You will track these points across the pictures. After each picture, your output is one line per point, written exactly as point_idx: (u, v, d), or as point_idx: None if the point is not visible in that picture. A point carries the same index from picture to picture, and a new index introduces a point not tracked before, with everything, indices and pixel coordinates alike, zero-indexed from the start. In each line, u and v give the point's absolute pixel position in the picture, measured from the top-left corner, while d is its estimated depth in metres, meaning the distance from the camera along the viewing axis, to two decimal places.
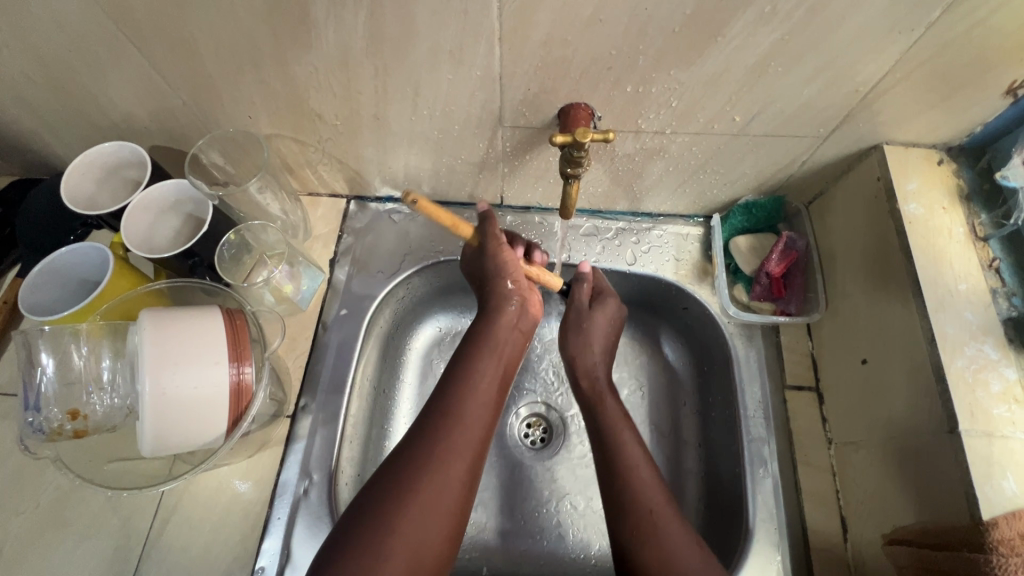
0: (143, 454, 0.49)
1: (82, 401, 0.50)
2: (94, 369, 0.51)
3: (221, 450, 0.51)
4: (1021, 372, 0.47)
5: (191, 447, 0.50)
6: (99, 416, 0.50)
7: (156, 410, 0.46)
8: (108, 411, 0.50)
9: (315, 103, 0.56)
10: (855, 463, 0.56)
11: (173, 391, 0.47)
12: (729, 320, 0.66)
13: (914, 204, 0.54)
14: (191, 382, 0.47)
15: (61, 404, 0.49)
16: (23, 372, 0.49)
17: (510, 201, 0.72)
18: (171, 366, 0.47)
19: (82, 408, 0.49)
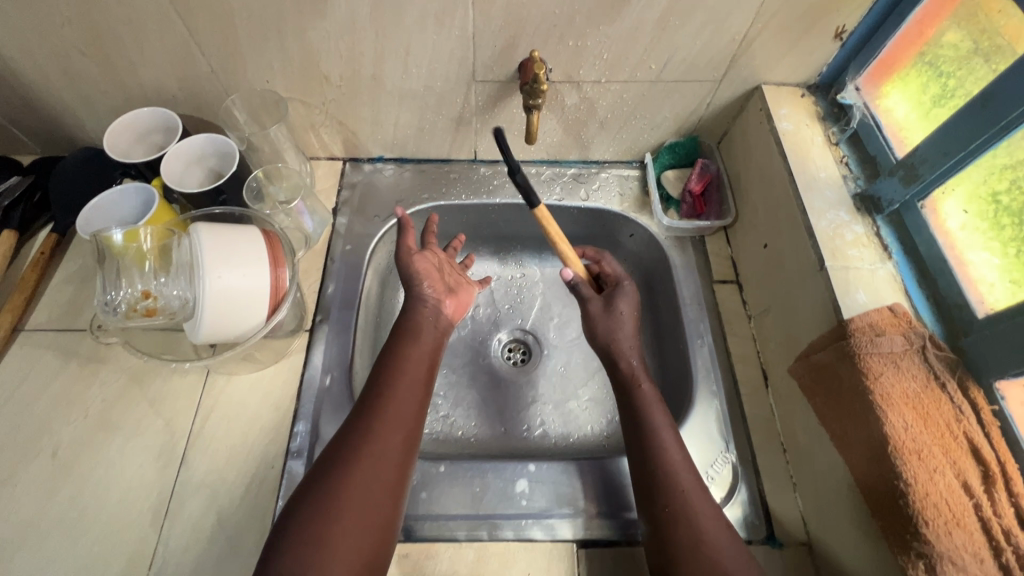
0: (196, 332, 0.57)
1: (150, 285, 0.58)
2: (158, 262, 0.60)
3: (261, 333, 0.61)
4: (866, 227, 0.64)
5: (239, 332, 0.60)
6: (164, 302, 0.58)
7: (215, 285, 0.56)
8: (168, 296, 0.58)
9: (324, 66, 0.70)
10: (767, 324, 0.72)
11: (227, 272, 0.57)
12: (666, 235, 0.83)
13: (787, 122, 0.72)
14: (239, 266, 0.58)
15: (135, 290, 0.58)
16: (101, 271, 0.58)
17: (482, 156, 0.87)
18: (224, 253, 0.57)
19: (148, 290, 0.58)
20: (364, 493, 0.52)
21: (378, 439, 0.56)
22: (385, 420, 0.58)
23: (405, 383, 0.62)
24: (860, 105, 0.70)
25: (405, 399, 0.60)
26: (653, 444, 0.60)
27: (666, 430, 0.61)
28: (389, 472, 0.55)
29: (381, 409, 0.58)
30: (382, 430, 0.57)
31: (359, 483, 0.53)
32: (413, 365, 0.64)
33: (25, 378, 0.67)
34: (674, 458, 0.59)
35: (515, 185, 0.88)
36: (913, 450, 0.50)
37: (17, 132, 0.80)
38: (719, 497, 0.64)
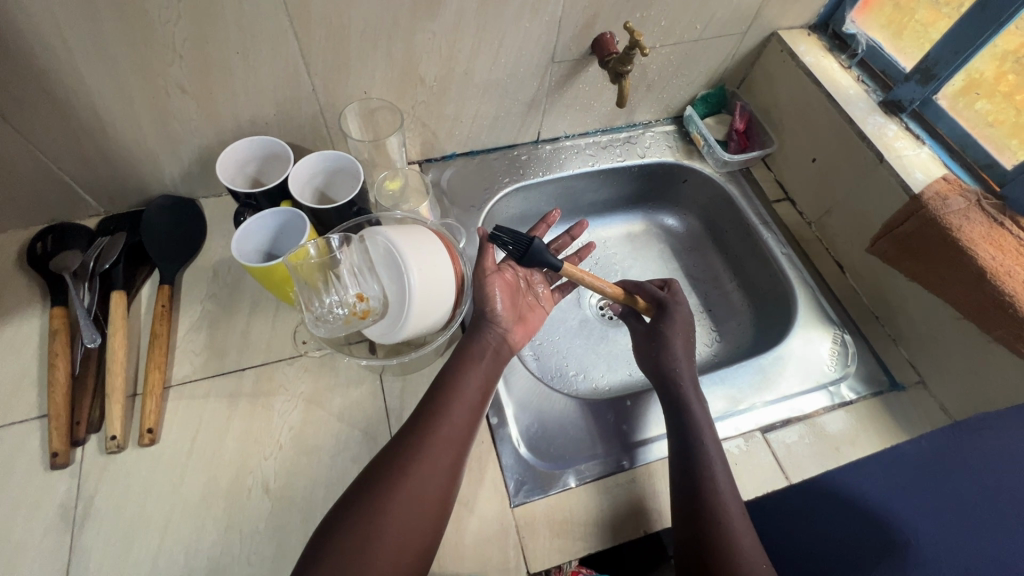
0: (406, 320, 0.58)
1: (356, 289, 0.62)
2: (357, 264, 0.62)
3: (448, 315, 0.63)
4: (898, 124, 0.80)
5: (436, 321, 0.63)
6: (373, 296, 0.61)
7: (418, 269, 0.58)
8: (375, 296, 0.61)
9: (422, 68, 0.74)
10: (829, 223, 0.88)
11: (421, 258, 0.59)
12: (719, 172, 0.96)
13: (808, 56, 0.87)
14: (428, 252, 0.61)
15: (345, 299, 0.62)
16: (303, 287, 0.62)
17: (544, 136, 0.95)
18: (414, 244, 0.60)
19: (356, 295, 0.62)
20: (399, 514, 0.51)
21: (423, 460, 0.54)
22: (433, 441, 0.56)
23: (458, 407, 0.59)
24: (861, 33, 0.86)
25: (455, 424, 0.58)
26: (698, 462, 0.61)
27: (716, 451, 0.62)
28: (427, 496, 0.53)
29: (430, 430, 0.57)
30: (430, 453, 0.55)
31: (398, 501, 0.51)
32: (464, 388, 0.61)
33: (199, 429, 0.65)
34: (718, 476, 0.59)
35: (579, 156, 0.96)
36: (1003, 270, 0.64)
37: (85, 192, 0.75)
38: (846, 366, 0.77)
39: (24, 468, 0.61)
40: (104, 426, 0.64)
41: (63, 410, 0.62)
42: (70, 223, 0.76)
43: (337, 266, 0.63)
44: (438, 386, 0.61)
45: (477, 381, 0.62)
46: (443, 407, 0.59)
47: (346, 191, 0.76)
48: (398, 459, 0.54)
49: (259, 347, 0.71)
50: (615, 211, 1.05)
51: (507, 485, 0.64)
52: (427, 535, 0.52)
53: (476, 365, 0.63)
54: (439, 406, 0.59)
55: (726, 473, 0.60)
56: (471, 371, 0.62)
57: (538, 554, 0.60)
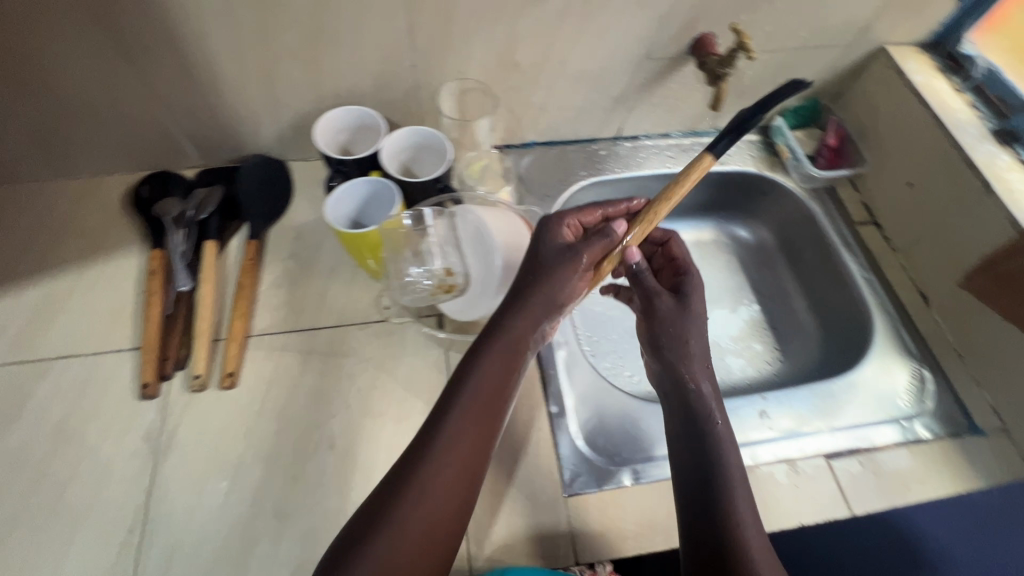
0: (496, 289, 0.62)
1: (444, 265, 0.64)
2: (447, 241, 0.65)
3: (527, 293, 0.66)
4: (1012, 155, 0.75)
5: (513, 304, 0.66)
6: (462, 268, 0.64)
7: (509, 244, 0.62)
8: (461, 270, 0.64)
9: (519, 53, 0.74)
10: (919, 252, 0.84)
11: (511, 234, 0.63)
12: (801, 188, 0.93)
13: (918, 74, 0.82)
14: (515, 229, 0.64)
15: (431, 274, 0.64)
16: (393, 254, 0.64)
17: (626, 133, 0.94)
18: (503, 221, 0.64)
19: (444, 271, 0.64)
20: (432, 510, 0.47)
21: (443, 454, 0.50)
22: (450, 449, 0.50)
23: (478, 413, 0.52)
24: (980, 57, 0.82)
25: (473, 429, 0.51)
26: (719, 499, 0.51)
27: (739, 466, 0.53)
28: (458, 491, 0.49)
29: (447, 422, 0.51)
30: (457, 445, 0.50)
31: (407, 520, 0.46)
32: (486, 373, 0.54)
33: (274, 380, 0.68)
34: (737, 494, 0.51)
35: (658, 157, 0.94)
36: None
37: (188, 145, 0.79)
38: (923, 401, 0.74)
39: (114, 395, 0.65)
40: (188, 365, 0.68)
41: (153, 345, 0.67)
42: (171, 172, 0.80)
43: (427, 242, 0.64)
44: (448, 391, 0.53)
45: (504, 376, 0.55)
46: (462, 412, 0.52)
47: (432, 168, 0.77)
48: (427, 456, 0.49)
49: (334, 310, 0.74)
50: (685, 216, 1.02)
51: (562, 474, 0.64)
52: (441, 552, 0.47)
53: (503, 355, 0.55)
54: (453, 415, 0.52)
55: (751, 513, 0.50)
56: (489, 360, 0.55)
57: (587, 547, 0.60)
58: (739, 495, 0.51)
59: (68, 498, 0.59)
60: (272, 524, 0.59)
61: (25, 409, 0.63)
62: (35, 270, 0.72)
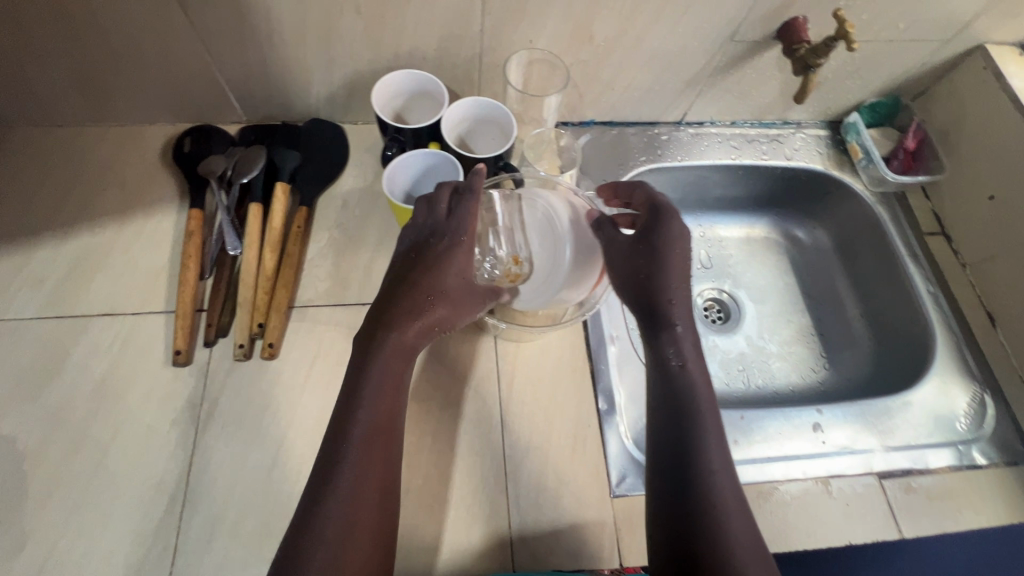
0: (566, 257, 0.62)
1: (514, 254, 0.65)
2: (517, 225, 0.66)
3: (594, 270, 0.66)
4: None
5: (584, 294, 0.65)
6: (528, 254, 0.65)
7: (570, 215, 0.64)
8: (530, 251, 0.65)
9: (596, 26, 0.69)
10: (991, 271, 0.79)
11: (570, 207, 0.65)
12: (870, 190, 0.88)
13: (1018, 80, 0.76)
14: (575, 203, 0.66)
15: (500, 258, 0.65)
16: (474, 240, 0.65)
17: (690, 118, 0.89)
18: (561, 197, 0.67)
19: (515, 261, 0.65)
20: (347, 513, 0.45)
21: (362, 450, 0.47)
22: (362, 450, 0.47)
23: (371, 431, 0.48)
24: None
25: (376, 428, 0.49)
26: (690, 467, 0.46)
27: (725, 475, 0.46)
28: (355, 496, 0.45)
29: (348, 436, 0.48)
30: (361, 450, 0.47)
31: (345, 503, 0.45)
32: (376, 386, 0.50)
33: (318, 354, 0.65)
34: (732, 514, 0.44)
35: (721, 146, 0.89)
36: None
37: (234, 98, 0.75)
38: (985, 427, 0.71)
39: (155, 357, 0.63)
40: (230, 332, 0.65)
41: (187, 312, 0.64)
42: (215, 127, 0.76)
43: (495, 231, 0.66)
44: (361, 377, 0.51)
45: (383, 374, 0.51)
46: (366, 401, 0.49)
47: (490, 145, 0.73)
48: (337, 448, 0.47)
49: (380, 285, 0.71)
50: (740, 211, 0.98)
51: (610, 475, 0.62)
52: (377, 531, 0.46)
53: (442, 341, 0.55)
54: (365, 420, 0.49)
55: (731, 480, 0.46)
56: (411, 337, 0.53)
57: (632, 551, 0.59)
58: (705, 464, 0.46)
59: (109, 462, 0.57)
60: None
61: (65, 366, 0.61)
62: (75, 220, 0.70)
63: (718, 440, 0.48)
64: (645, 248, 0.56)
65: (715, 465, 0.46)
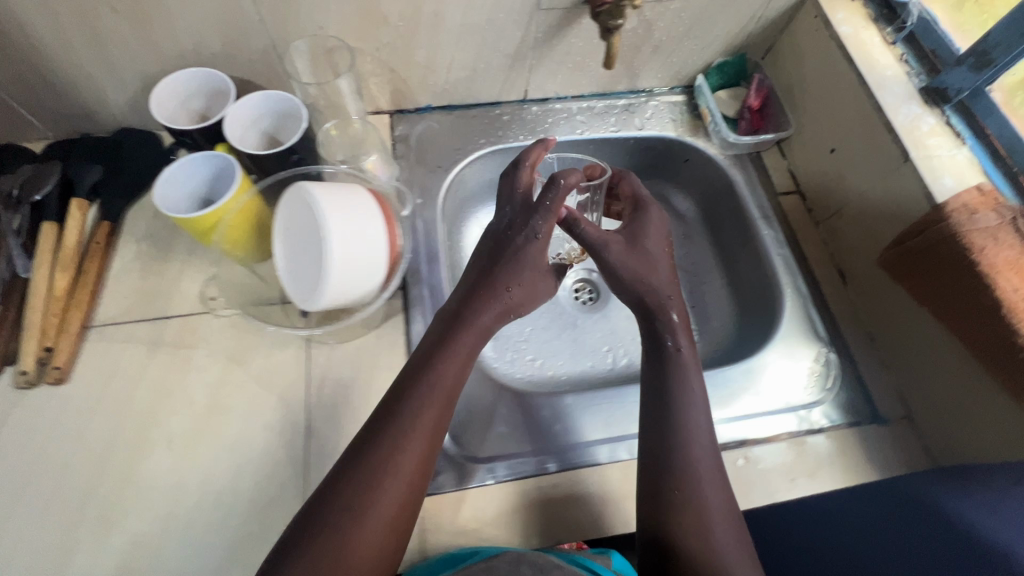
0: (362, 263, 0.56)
1: (341, 232, 0.54)
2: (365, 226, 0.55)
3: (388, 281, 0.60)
4: (938, 118, 0.67)
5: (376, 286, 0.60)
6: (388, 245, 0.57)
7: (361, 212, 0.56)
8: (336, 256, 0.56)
9: (384, 5, 0.66)
10: (838, 227, 0.77)
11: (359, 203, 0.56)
12: (724, 154, 0.85)
13: (846, 26, 0.73)
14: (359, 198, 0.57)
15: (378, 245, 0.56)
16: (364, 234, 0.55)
17: (532, 95, 0.85)
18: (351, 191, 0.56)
19: (338, 239, 0.53)
20: (382, 517, 0.47)
21: (384, 470, 0.48)
22: (380, 464, 0.48)
23: (386, 456, 0.48)
24: (915, 2, 0.72)
25: (427, 427, 0.50)
26: (694, 480, 0.53)
27: (715, 498, 0.52)
28: (398, 510, 0.47)
29: (385, 448, 0.48)
30: (349, 493, 0.47)
31: (360, 515, 0.46)
32: (411, 406, 0.51)
33: (112, 374, 0.62)
34: (714, 533, 0.50)
35: (569, 122, 0.86)
36: None
37: (26, 113, 0.71)
38: (829, 386, 0.69)
39: None
40: (17, 359, 0.62)
41: None
42: (12, 145, 0.73)
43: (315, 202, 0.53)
44: (413, 382, 0.52)
45: (454, 387, 0.53)
46: (413, 409, 0.51)
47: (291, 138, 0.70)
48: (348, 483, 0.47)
49: (186, 296, 0.68)
50: None
51: None
52: (392, 534, 0.47)
53: (456, 360, 0.54)
54: (386, 435, 0.49)
55: (720, 495, 0.52)
56: (450, 360, 0.53)
57: (439, 551, 0.57)
58: (705, 484, 0.53)
59: None
60: (98, 530, 0.55)
61: None
62: None
63: (709, 465, 0.54)
64: (637, 250, 0.64)
65: (712, 486, 0.53)
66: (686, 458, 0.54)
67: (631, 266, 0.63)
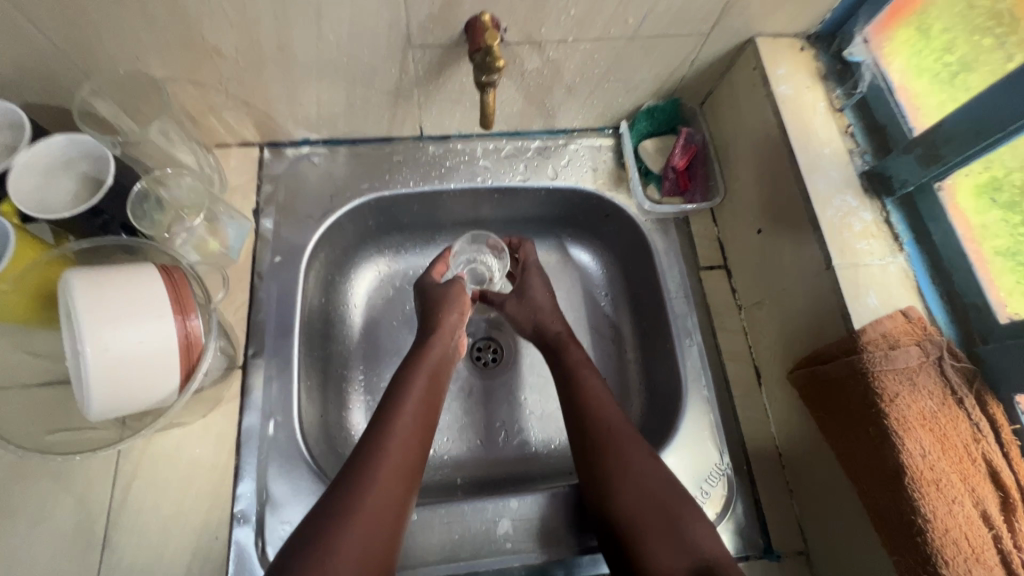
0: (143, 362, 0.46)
1: (101, 348, 0.44)
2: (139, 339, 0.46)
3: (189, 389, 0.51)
4: (875, 214, 0.56)
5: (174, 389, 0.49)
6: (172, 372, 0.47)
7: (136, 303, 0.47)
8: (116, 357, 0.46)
9: (211, 36, 0.53)
10: (758, 318, 0.66)
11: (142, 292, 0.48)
12: (646, 216, 0.73)
13: (786, 85, 0.61)
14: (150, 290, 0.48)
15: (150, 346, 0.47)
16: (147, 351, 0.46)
17: (430, 132, 0.73)
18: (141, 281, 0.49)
19: (96, 357, 0.44)
20: (375, 506, 0.50)
21: (388, 465, 0.53)
22: (383, 456, 0.53)
23: (387, 454, 0.53)
24: (870, 62, 0.60)
25: (401, 438, 0.55)
26: (631, 479, 0.56)
27: (664, 487, 0.56)
28: (384, 510, 0.51)
29: (373, 453, 0.53)
30: (353, 484, 0.51)
31: (362, 507, 0.50)
32: (409, 413, 0.57)
33: None
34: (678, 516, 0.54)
35: (471, 167, 0.75)
36: (930, 477, 0.45)
37: None
38: (712, 517, 0.60)
39: None
40: None
41: None
42: None
43: (73, 303, 0.44)
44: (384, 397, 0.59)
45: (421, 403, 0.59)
46: (385, 424, 0.56)
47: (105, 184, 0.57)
48: (340, 506, 0.49)
49: None
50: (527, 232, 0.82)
51: None
52: (392, 525, 0.51)
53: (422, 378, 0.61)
54: (372, 438, 0.55)
55: (668, 484, 0.56)
56: (415, 382, 0.60)
57: None
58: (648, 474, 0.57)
59: None
60: None
61: None
62: None
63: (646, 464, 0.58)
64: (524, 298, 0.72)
65: (658, 475, 0.57)
66: (616, 460, 0.58)
67: (522, 310, 0.71)
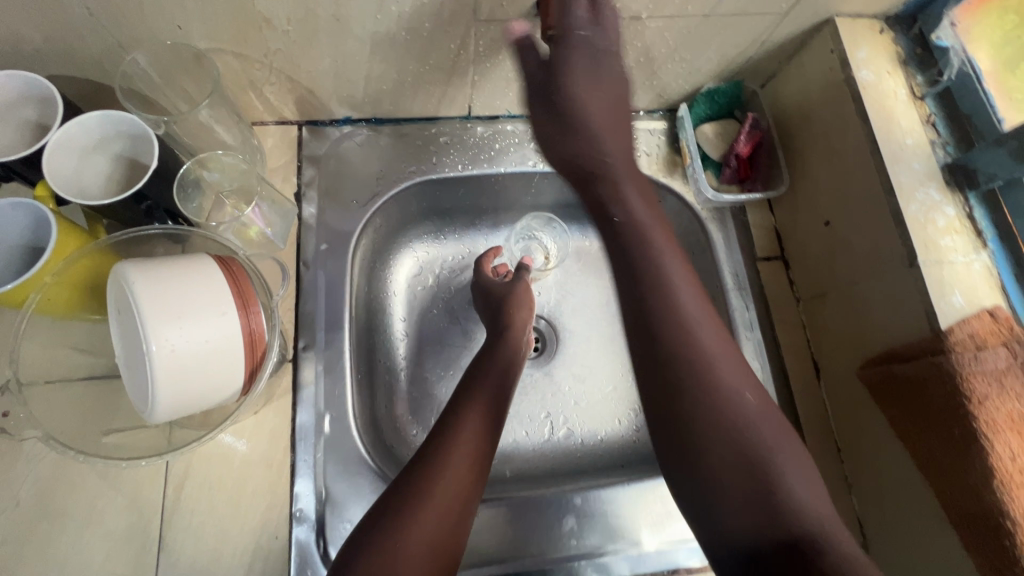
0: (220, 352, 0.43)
1: (167, 347, 0.41)
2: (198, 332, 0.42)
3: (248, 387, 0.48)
4: (958, 209, 0.54)
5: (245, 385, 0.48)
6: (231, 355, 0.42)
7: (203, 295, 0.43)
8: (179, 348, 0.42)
9: (263, 5, 0.49)
10: (820, 312, 0.65)
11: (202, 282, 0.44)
12: (702, 204, 0.70)
13: (865, 70, 0.58)
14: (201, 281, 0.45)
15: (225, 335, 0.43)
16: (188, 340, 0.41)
17: (478, 111, 0.69)
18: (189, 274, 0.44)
19: (162, 357, 0.41)
20: (449, 495, 0.49)
21: (460, 456, 0.51)
22: (454, 449, 0.51)
23: (456, 446, 0.52)
24: (957, 48, 0.57)
25: (469, 430, 0.53)
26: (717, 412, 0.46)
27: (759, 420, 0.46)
28: (453, 502, 0.49)
29: (443, 443, 0.52)
30: (427, 472, 0.50)
31: (434, 494, 0.48)
32: (479, 408, 0.56)
33: None
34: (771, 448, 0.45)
35: (520, 149, 0.71)
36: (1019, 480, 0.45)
37: None
38: None
39: None
40: None
41: None
42: None
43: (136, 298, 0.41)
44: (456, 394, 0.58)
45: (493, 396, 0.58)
46: (460, 416, 0.55)
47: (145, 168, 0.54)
48: (414, 489, 0.48)
49: None
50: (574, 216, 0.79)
51: None
52: (458, 515, 0.49)
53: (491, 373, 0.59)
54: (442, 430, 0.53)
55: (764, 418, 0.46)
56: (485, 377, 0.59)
57: None
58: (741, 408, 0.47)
59: None
60: None
61: None
62: None
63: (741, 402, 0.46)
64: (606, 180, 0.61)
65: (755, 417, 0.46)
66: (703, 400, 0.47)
67: None
